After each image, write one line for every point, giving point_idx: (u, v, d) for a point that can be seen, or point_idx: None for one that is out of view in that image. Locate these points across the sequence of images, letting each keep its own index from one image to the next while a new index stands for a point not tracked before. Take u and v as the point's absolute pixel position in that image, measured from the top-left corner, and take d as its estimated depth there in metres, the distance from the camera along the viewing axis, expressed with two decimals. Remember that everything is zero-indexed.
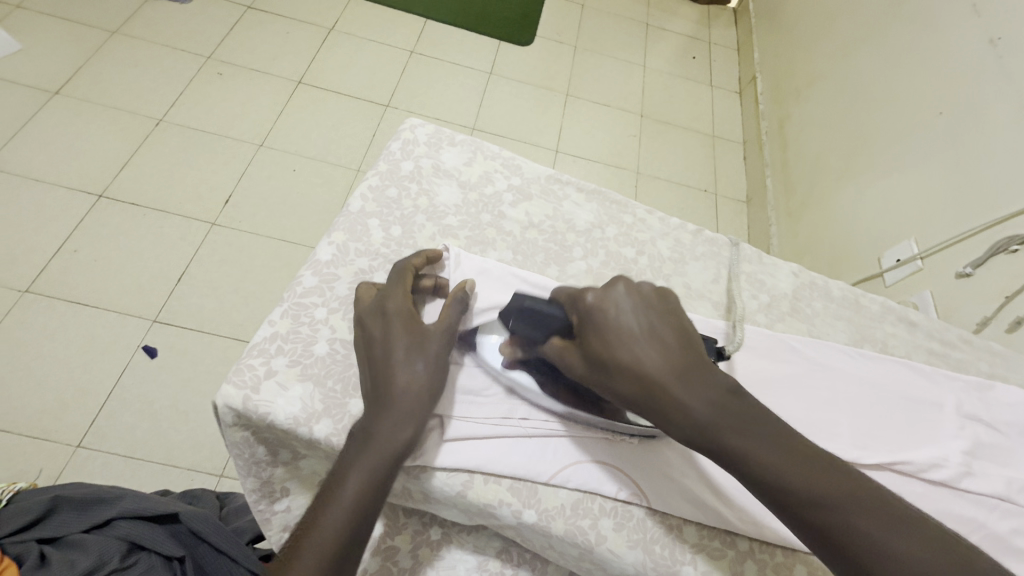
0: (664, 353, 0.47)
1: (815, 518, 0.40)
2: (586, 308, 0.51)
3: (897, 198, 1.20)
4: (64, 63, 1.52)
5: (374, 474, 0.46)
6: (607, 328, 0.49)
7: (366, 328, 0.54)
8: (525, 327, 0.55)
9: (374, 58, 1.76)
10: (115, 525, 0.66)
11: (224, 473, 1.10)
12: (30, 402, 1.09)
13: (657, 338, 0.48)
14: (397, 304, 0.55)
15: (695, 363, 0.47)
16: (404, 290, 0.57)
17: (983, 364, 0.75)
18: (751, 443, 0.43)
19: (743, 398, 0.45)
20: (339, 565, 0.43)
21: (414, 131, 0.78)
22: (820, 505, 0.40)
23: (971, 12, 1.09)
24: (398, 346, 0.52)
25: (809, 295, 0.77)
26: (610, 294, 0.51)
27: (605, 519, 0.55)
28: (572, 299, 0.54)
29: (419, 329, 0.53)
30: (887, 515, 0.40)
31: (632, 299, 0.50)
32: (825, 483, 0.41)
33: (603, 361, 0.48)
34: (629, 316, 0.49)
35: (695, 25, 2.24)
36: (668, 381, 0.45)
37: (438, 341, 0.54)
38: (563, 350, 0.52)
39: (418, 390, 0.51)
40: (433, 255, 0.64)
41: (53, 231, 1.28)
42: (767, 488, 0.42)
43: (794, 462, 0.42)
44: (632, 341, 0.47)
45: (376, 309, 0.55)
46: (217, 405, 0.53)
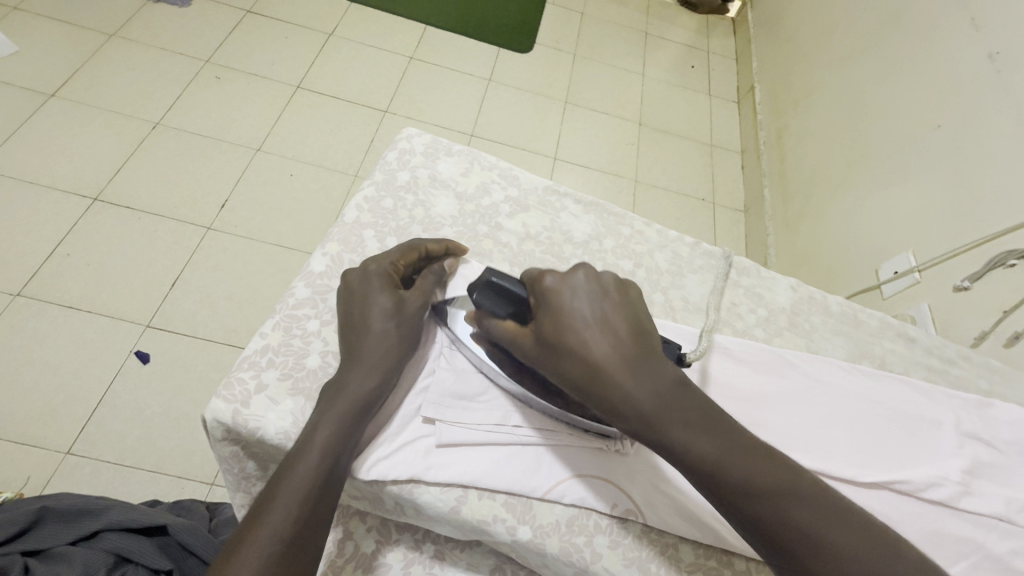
0: (613, 340, 0.46)
1: (753, 510, 0.40)
2: (542, 290, 0.49)
3: (894, 211, 1.20)
4: (61, 65, 1.52)
5: (346, 416, 0.49)
6: (560, 313, 0.47)
7: (348, 285, 0.57)
8: (487, 300, 0.52)
9: (373, 63, 1.76)
10: (103, 538, 0.65)
11: (215, 481, 1.08)
12: (18, 409, 1.08)
13: (608, 326, 0.46)
14: (380, 266, 0.58)
15: (643, 352, 0.46)
16: (395, 256, 0.60)
17: (982, 381, 0.75)
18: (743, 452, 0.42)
19: (689, 391, 0.44)
20: (313, 502, 0.44)
21: (411, 141, 0.78)
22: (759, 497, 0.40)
23: (968, 25, 1.10)
24: (372, 308, 0.55)
25: (807, 309, 0.77)
26: (568, 279, 0.49)
27: (600, 536, 0.54)
28: (532, 279, 0.51)
29: (398, 292, 0.56)
30: (821, 508, 0.40)
31: (590, 287, 0.48)
32: (764, 473, 0.41)
33: (553, 344, 0.47)
34: (583, 302, 0.47)
35: (693, 34, 2.25)
36: (616, 370, 0.44)
37: (412, 307, 0.57)
38: (516, 330, 0.50)
39: (388, 348, 0.54)
40: (457, 246, 0.66)
41: (46, 235, 1.27)
42: (711, 479, 0.41)
43: (743, 457, 0.41)
44: (583, 328, 0.46)
45: (359, 268, 0.58)
46: (206, 420, 0.52)
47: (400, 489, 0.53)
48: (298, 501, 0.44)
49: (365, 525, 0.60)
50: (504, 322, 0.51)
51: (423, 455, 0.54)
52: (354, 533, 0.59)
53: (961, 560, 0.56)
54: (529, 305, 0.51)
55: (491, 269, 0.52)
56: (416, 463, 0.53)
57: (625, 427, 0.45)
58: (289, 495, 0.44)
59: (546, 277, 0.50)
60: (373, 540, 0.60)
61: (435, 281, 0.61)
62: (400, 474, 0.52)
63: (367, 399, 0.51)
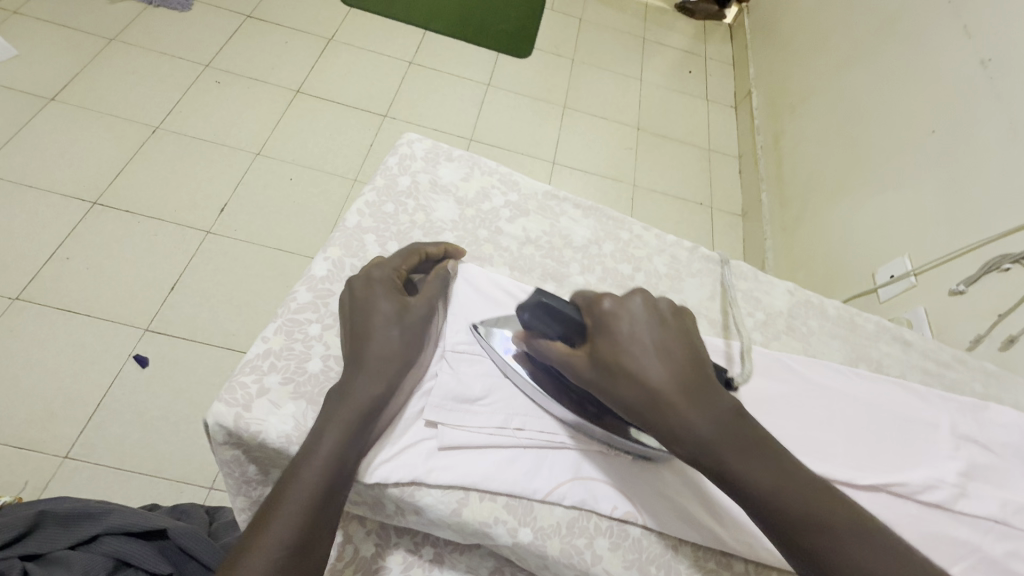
0: (670, 366, 0.46)
1: (809, 542, 0.41)
2: (602, 313, 0.49)
3: (890, 215, 1.20)
4: (61, 69, 1.52)
5: (350, 424, 0.49)
6: (619, 338, 0.48)
7: (353, 291, 0.57)
8: (539, 322, 0.52)
9: (373, 68, 1.77)
10: (102, 541, 0.65)
11: (213, 485, 1.08)
12: (17, 413, 1.08)
13: (666, 351, 0.47)
14: (383, 273, 0.58)
15: (699, 378, 0.46)
16: (397, 264, 0.60)
17: (977, 384, 0.75)
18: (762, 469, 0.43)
19: (746, 421, 0.45)
20: (319, 510, 0.45)
21: (412, 146, 0.78)
22: (813, 528, 0.41)
23: (961, 34, 1.11)
24: (375, 313, 0.55)
25: (805, 313, 0.77)
26: (626, 304, 0.50)
27: (601, 538, 0.55)
28: (587, 301, 0.52)
29: (401, 299, 0.57)
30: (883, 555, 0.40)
31: (648, 313, 0.49)
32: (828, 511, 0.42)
33: (611, 367, 0.47)
34: (643, 327, 0.48)
35: (691, 39, 2.27)
36: (675, 396, 0.45)
37: (416, 314, 0.57)
38: (570, 353, 0.50)
39: (392, 356, 0.54)
40: (455, 249, 0.68)
41: (45, 238, 1.27)
42: (767, 510, 0.42)
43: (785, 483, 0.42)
44: (643, 353, 0.47)
45: (363, 274, 0.59)
46: (208, 423, 0.52)
47: (400, 492, 0.53)
48: (302, 511, 0.44)
49: (364, 528, 0.60)
50: (557, 345, 0.52)
51: (424, 457, 0.54)
52: (353, 537, 0.59)
53: (958, 562, 0.56)
54: (584, 330, 0.51)
55: (541, 291, 0.52)
56: (418, 465, 0.54)
57: (681, 453, 0.45)
58: (294, 504, 0.44)
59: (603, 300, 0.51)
60: (372, 543, 0.60)
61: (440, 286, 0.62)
62: (402, 476, 0.53)
63: (372, 407, 0.51)
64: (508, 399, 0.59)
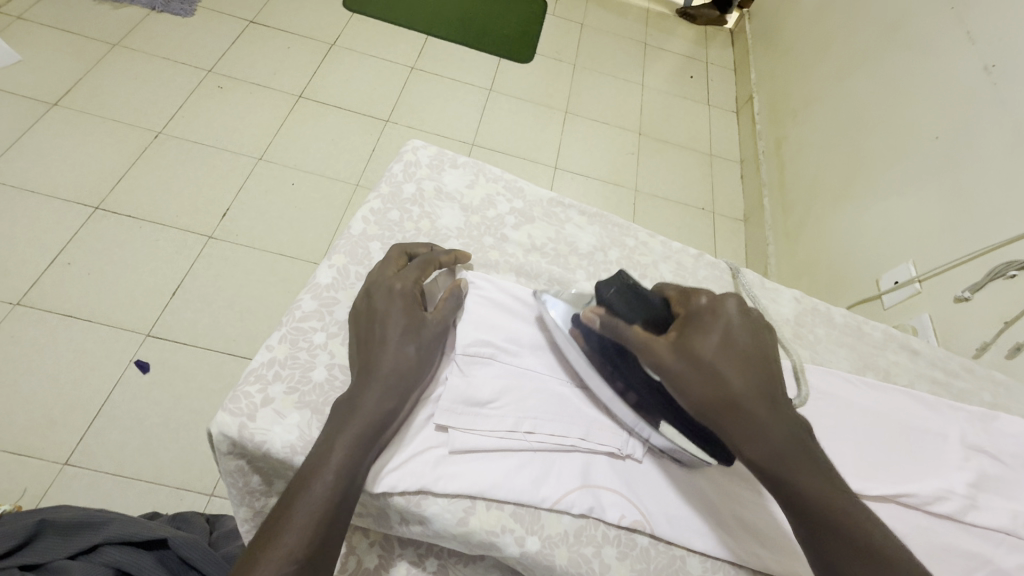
0: (752, 371, 0.49)
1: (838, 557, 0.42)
2: (696, 308, 0.53)
3: (894, 221, 1.20)
4: (63, 74, 1.52)
5: (360, 437, 0.49)
6: (710, 333, 0.50)
7: (372, 299, 0.57)
8: (622, 302, 0.54)
9: (375, 73, 1.77)
10: (102, 551, 0.64)
11: (214, 492, 1.07)
12: (17, 418, 1.07)
13: (753, 356, 0.49)
14: (405, 286, 0.58)
15: (777, 386, 0.49)
16: (417, 276, 0.60)
17: (985, 394, 0.75)
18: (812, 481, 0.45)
19: (813, 440, 0.48)
20: (329, 526, 0.44)
21: (416, 153, 0.78)
22: (855, 550, 0.42)
23: (965, 40, 1.11)
24: (393, 329, 0.55)
25: (812, 321, 0.77)
26: (723, 306, 0.52)
27: (608, 547, 0.54)
28: (682, 295, 0.55)
29: (417, 315, 0.57)
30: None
31: (742, 319, 0.52)
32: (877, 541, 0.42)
33: (694, 358, 0.49)
34: (735, 328, 0.51)
35: (692, 44, 2.28)
36: (753, 398, 0.47)
37: (431, 330, 0.57)
38: (650, 336, 0.51)
39: (406, 370, 0.53)
40: (462, 255, 0.67)
41: (46, 243, 1.27)
42: (814, 522, 0.44)
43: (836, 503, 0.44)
44: (730, 351, 0.49)
45: (384, 287, 0.58)
46: (212, 433, 0.52)
47: (406, 501, 0.52)
48: (313, 523, 0.44)
49: (368, 539, 0.60)
50: (632, 326, 0.52)
51: (432, 465, 0.54)
52: (356, 548, 0.59)
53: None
54: (672, 320, 0.54)
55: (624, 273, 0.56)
56: (425, 474, 0.53)
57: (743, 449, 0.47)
58: (305, 517, 0.44)
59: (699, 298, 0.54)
60: (375, 555, 0.59)
61: (454, 305, 0.61)
62: (408, 485, 0.52)
63: (380, 420, 0.51)
64: (518, 403, 0.58)
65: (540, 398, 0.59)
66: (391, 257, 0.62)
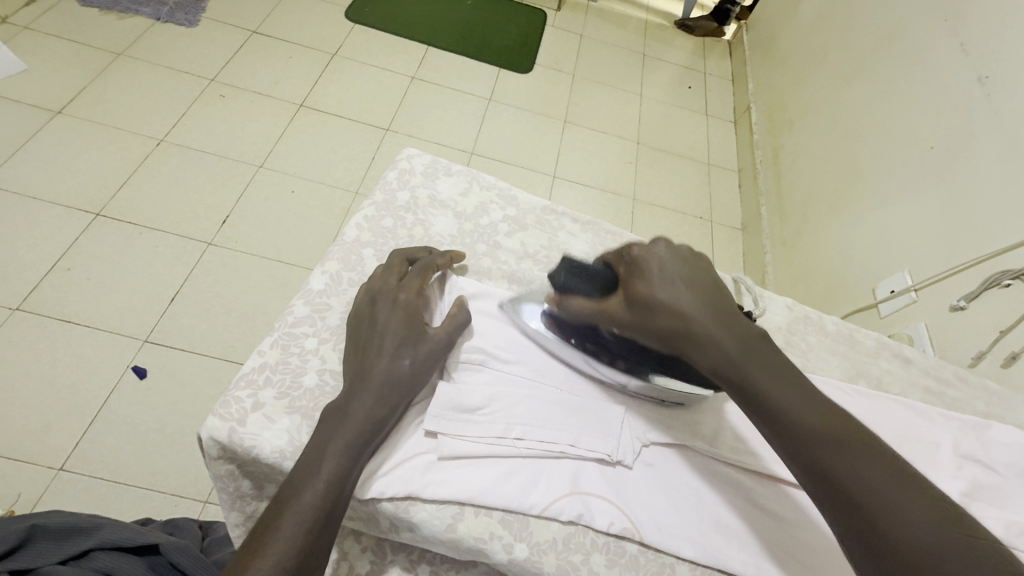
0: (699, 294, 0.51)
1: (816, 452, 0.42)
2: (631, 258, 0.55)
3: (889, 229, 1.20)
4: (68, 83, 1.54)
5: (350, 446, 0.49)
6: (649, 273, 0.52)
7: (373, 308, 0.58)
8: (575, 281, 0.60)
9: (375, 82, 1.79)
10: (93, 556, 0.64)
11: (209, 499, 1.07)
12: (12, 424, 1.07)
13: (693, 283, 0.51)
14: (408, 297, 0.59)
15: (724, 306, 0.51)
16: (419, 285, 0.61)
17: (979, 403, 0.75)
18: (774, 383, 0.46)
19: (772, 345, 0.49)
20: (319, 530, 0.45)
21: (411, 161, 0.79)
22: (827, 442, 0.42)
23: (959, 52, 1.13)
24: (390, 339, 0.56)
25: (804, 329, 0.77)
26: (653, 248, 0.54)
27: (597, 555, 0.54)
28: (618, 254, 0.57)
29: (417, 327, 0.58)
30: (889, 466, 0.41)
31: (674, 254, 0.54)
32: (839, 427, 0.43)
33: (644, 302, 0.51)
34: (670, 263, 0.53)
35: (691, 55, 2.30)
36: (704, 318, 0.49)
37: (431, 343, 0.58)
38: (603, 303, 0.56)
39: (400, 380, 0.54)
40: (457, 255, 0.69)
41: (47, 249, 1.28)
42: (779, 425, 0.44)
43: (804, 404, 0.44)
44: (670, 283, 0.51)
45: (387, 297, 0.59)
46: (202, 438, 0.52)
47: (395, 507, 0.52)
48: (302, 531, 0.44)
49: (360, 545, 0.59)
50: (592, 300, 0.57)
51: (421, 471, 0.54)
52: (348, 553, 0.59)
53: None
54: (617, 277, 0.56)
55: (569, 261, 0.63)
56: (414, 480, 0.53)
57: (702, 363, 0.49)
58: (294, 524, 0.44)
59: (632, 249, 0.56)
60: (367, 561, 0.59)
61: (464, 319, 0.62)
62: (397, 491, 0.52)
63: (371, 426, 0.51)
64: (509, 410, 0.58)
65: (530, 404, 0.59)
66: (392, 263, 0.63)
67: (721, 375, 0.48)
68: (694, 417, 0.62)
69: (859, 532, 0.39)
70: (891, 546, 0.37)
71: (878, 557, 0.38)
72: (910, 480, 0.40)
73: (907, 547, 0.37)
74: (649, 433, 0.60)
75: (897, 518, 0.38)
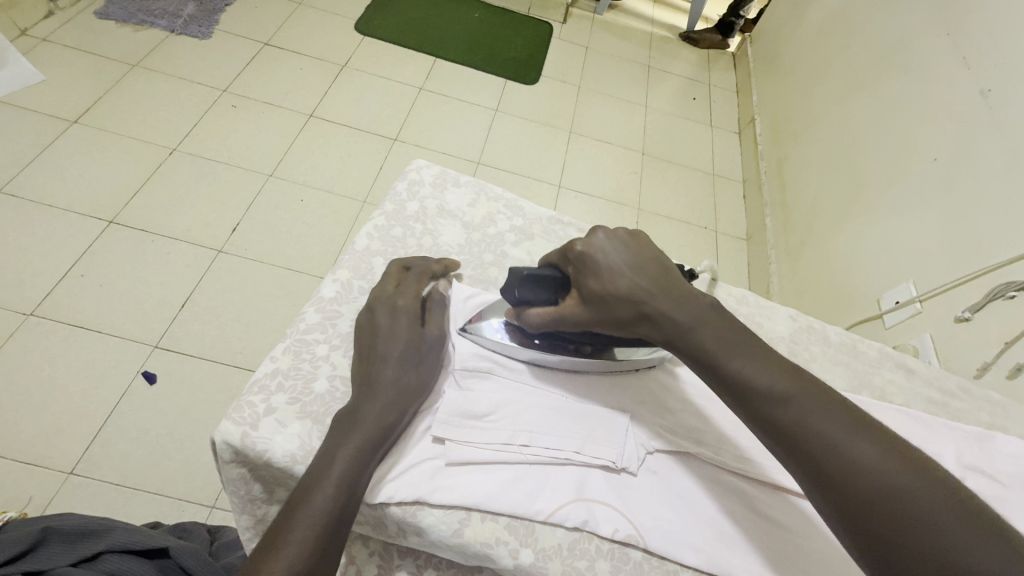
0: (648, 278, 0.52)
1: (777, 415, 0.44)
2: (577, 257, 0.54)
3: (893, 240, 1.21)
4: (85, 93, 1.58)
5: (360, 452, 0.50)
6: (599, 269, 0.52)
7: (374, 316, 0.60)
8: (529, 292, 0.57)
9: (384, 93, 1.82)
10: (103, 559, 0.65)
11: (216, 504, 1.08)
12: (25, 427, 1.09)
13: (639, 269, 0.52)
14: (407, 302, 0.61)
15: (673, 284, 0.52)
16: (416, 291, 0.63)
17: (982, 414, 0.75)
18: (731, 351, 0.47)
19: (720, 312, 0.50)
20: (330, 533, 0.46)
21: (421, 172, 0.81)
22: (783, 402, 0.44)
23: (962, 65, 1.14)
24: (394, 346, 0.57)
25: (807, 339, 0.78)
26: (595, 243, 0.54)
27: (602, 561, 0.54)
28: (562, 254, 0.56)
29: (418, 332, 0.59)
30: (845, 417, 0.43)
31: (615, 244, 0.53)
32: (795, 387, 0.44)
33: (603, 298, 0.52)
34: (615, 254, 0.53)
35: (695, 67, 2.33)
36: (657, 299, 0.50)
37: (429, 351, 0.59)
38: (562, 306, 0.55)
39: (405, 386, 0.55)
40: (452, 263, 0.70)
41: (62, 256, 1.30)
42: (741, 393, 0.46)
43: (762, 368, 0.45)
44: (620, 276, 0.51)
45: (386, 304, 0.61)
46: (215, 442, 0.53)
47: (403, 512, 0.53)
48: (313, 533, 0.45)
49: (367, 549, 0.60)
50: (551, 304, 0.56)
51: (429, 476, 0.55)
52: (356, 557, 0.60)
53: None
54: (568, 277, 0.55)
55: (516, 270, 0.58)
56: (422, 485, 0.54)
57: (664, 341, 0.51)
58: (306, 527, 0.45)
59: (574, 247, 0.55)
60: (374, 565, 0.60)
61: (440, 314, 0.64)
62: (405, 495, 0.53)
63: (381, 433, 0.52)
64: (516, 418, 0.59)
65: (536, 412, 0.60)
66: (391, 272, 0.65)
67: (682, 351, 0.49)
68: (697, 425, 0.63)
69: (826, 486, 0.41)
70: (862, 498, 0.39)
71: (846, 509, 0.40)
72: (865, 427, 0.42)
73: (865, 493, 0.39)
74: (654, 440, 0.60)
75: (854, 468, 0.40)
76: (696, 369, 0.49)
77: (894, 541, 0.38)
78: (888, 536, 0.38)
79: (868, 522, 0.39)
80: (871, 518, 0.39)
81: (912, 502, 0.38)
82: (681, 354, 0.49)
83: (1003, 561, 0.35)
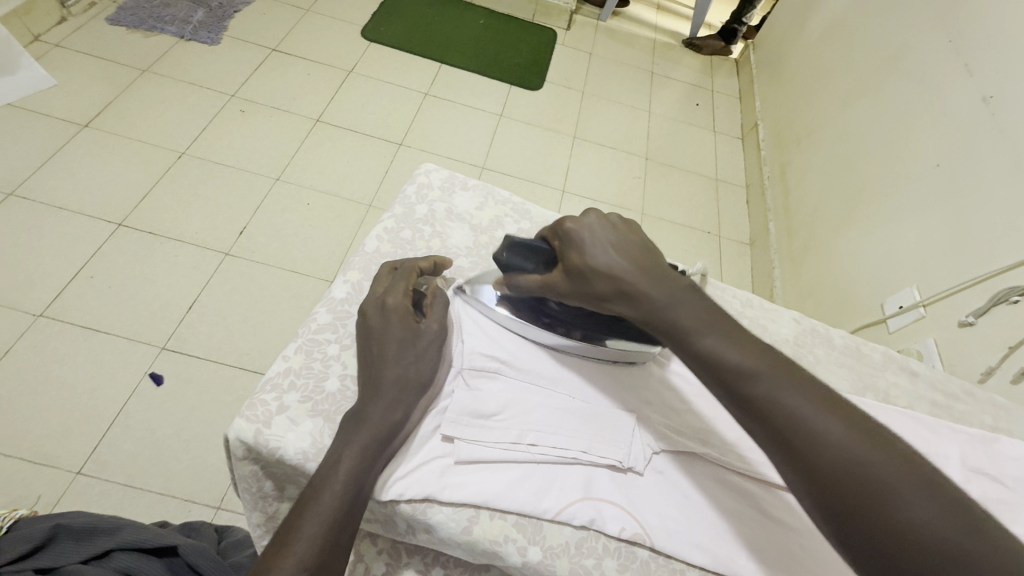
0: (630, 258, 0.53)
1: (747, 390, 0.44)
2: (564, 232, 0.56)
3: (896, 244, 1.22)
4: (96, 98, 1.60)
5: (368, 450, 0.51)
6: (583, 245, 0.54)
7: (366, 319, 0.60)
8: (515, 256, 0.59)
9: (390, 98, 1.84)
10: (114, 557, 0.66)
11: (221, 505, 1.09)
12: (34, 427, 1.10)
13: (623, 249, 0.54)
14: (396, 299, 0.60)
15: (654, 266, 0.53)
16: (404, 287, 0.62)
17: (985, 417, 0.75)
18: (705, 329, 0.47)
19: (699, 294, 0.51)
20: (339, 528, 0.47)
21: (429, 175, 0.82)
22: (754, 378, 0.44)
23: (963, 71, 1.15)
24: (391, 345, 0.57)
25: (811, 342, 0.79)
26: (585, 221, 0.56)
27: (609, 560, 0.55)
28: (552, 228, 0.58)
29: (413, 327, 0.59)
30: (813, 394, 0.43)
31: (604, 224, 0.55)
32: (766, 363, 0.45)
33: (581, 271, 0.54)
34: (602, 232, 0.55)
35: (698, 73, 2.34)
36: (634, 277, 0.52)
37: (431, 350, 0.59)
38: (547, 276, 0.57)
39: (409, 384, 0.56)
40: (442, 260, 0.69)
41: (71, 258, 1.32)
42: (712, 368, 0.46)
43: (733, 344, 0.46)
44: (603, 252, 0.53)
45: (377, 303, 0.60)
46: (229, 438, 0.54)
47: (413, 509, 0.54)
48: (324, 529, 0.46)
49: (376, 547, 0.61)
50: (536, 274, 0.59)
51: (438, 475, 0.55)
52: (365, 555, 0.60)
53: None
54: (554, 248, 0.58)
55: (509, 237, 0.60)
56: (432, 482, 0.54)
57: (639, 319, 0.51)
58: (315, 524, 0.45)
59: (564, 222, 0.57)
60: (383, 562, 0.60)
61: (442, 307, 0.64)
62: (415, 493, 0.53)
63: (387, 431, 0.53)
64: (521, 417, 0.60)
65: (542, 412, 0.61)
66: (380, 275, 0.65)
67: (656, 328, 0.50)
68: (703, 426, 0.63)
69: (793, 462, 0.41)
70: (827, 475, 0.40)
71: (811, 485, 0.40)
72: (834, 404, 0.42)
73: (832, 469, 0.39)
74: (660, 440, 0.61)
75: (819, 444, 0.40)
76: (670, 345, 0.50)
77: (861, 515, 0.38)
78: (852, 510, 0.38)
79: (832, 497, 0.39)
80: (838, 493, 0.39)
81: (874, 478, 0.38)
82: (655, 331, 0.50)
83: (965, 533, 0.35)
